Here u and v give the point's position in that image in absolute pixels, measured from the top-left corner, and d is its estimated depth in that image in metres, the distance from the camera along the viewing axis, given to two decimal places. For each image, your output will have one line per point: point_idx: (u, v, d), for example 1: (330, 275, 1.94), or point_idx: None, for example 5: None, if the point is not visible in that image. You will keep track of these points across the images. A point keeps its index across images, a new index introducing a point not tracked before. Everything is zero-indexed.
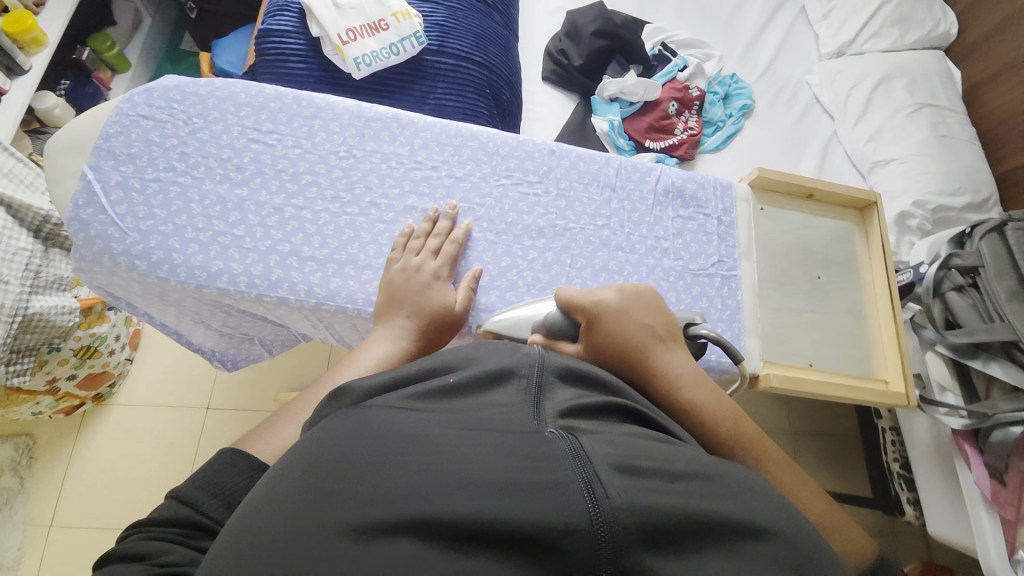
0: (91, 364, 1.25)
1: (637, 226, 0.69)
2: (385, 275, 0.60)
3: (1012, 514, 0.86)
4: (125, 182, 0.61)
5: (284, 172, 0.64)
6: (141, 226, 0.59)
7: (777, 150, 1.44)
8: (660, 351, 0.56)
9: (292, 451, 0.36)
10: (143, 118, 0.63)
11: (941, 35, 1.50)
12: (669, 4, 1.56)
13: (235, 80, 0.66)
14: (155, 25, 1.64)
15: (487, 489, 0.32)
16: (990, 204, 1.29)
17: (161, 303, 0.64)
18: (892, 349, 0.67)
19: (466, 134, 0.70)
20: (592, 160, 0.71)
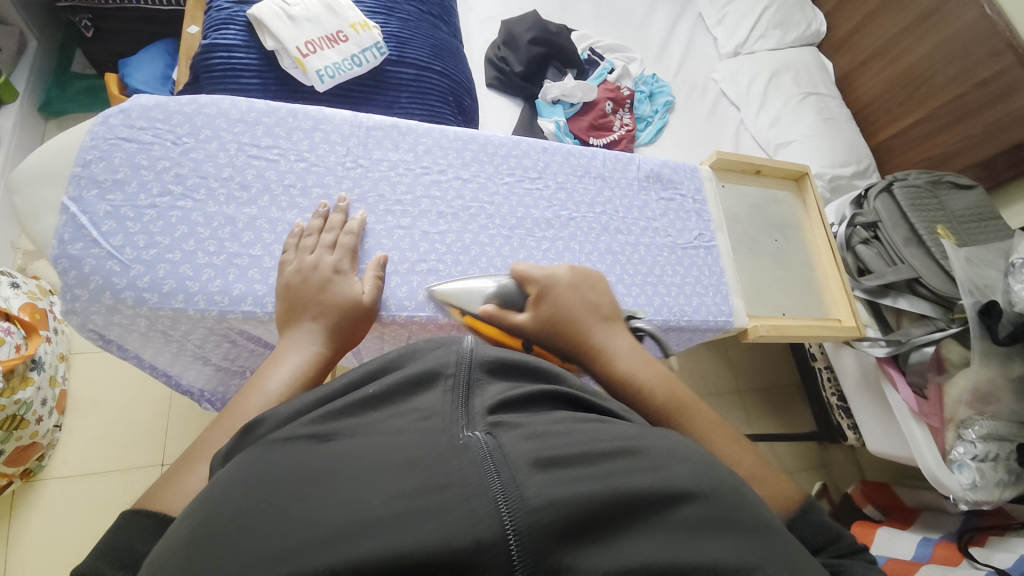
0: (19, 436, 1.05)
1: (629, 210, 0.75)
2: (280, 280, 0.57)
3: (937, 421, 1.05)
4: (116, 212, 0.56)
5: (292, 188, 0.63)
6: (145, 256, 0.55)
7: (699, 140, 1.62)
8: (602, 328, 0.61)
9: (190, 509, 0.33)
10: (126, 140, 0.59)
11: (813, 33, 1.77)
12: (588, 13, 1.69)
13: (223, 96, 0.63)
14: (41, 48, 1.44)
15: (381, 530, 0.28)
16: (871, 171, 1.56)
17: (162, 340, 0.60)
18: (841, 293, 0.81)
19: (465, 137, 0.72)
20: (581, 154, 0.76)
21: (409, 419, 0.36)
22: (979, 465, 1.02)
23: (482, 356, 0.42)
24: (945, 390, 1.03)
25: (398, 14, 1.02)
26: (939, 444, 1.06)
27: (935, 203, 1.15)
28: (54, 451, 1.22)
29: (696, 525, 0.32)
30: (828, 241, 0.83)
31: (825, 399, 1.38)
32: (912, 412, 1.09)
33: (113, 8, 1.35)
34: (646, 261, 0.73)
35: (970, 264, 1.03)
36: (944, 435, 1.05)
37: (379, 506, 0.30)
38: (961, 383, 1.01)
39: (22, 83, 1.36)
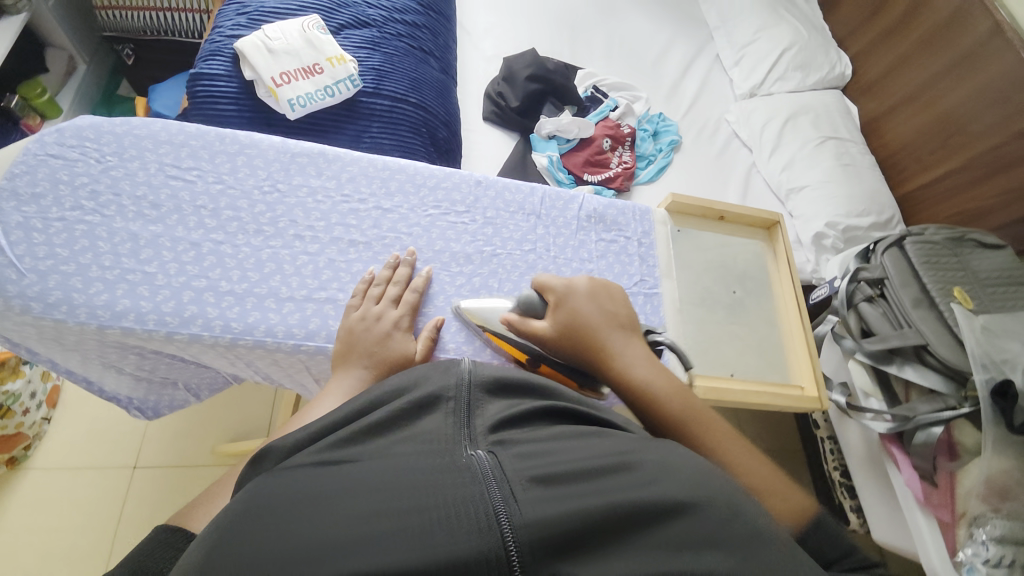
0: (4, 424, 1.13)
1: (562, 249, 0.74)
2: (343, 326, 0.60)
3: (947, 515, 0.90)
4: (27, 223, 0.59)
5: (204, 209, 0.64)
6: (41, 266, 0.57)
7: (704, 180, 1.55)
8: (615, 333, 0.63)
9: (210, 529, 0.35)
10: (53, 158, 0.62)
11: (837, 76, 1.69)
12: (598, 51, 1.69)
13: (154, 120, 0.67)
14: (91, 71, 1.61)
15: (398, 532, 0.32)
16: (894, 222, 1.44)
17: (61, 347, 0.60)
18: (804, 356, 0.75)
19: (393, 168, 0.73)
20: (517, 189, 0.76)
21: (418, 441, 0.41)
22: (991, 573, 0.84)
23: (480, 381, 0.48)
24: (958, 478, 0.89)
25: (384, 49, 1.06)
26: (948, 543, 0.91)
27: (955, 263, 1.03)
28: (40, 443, 1.28)
29: (682, 532, 0.34)
30: (796, 299, 0.78)
31: (827, 471, 1.23)
32: (918, 502, 0.95)
33: (152, 40, 1.51)
34: None
35: (987, 333, 0.91)
36: (955, 533, 0.90)
37: (395, 512, 0.33)
38: (974, 472, 0.87)
39: (67, 104, 1.50)
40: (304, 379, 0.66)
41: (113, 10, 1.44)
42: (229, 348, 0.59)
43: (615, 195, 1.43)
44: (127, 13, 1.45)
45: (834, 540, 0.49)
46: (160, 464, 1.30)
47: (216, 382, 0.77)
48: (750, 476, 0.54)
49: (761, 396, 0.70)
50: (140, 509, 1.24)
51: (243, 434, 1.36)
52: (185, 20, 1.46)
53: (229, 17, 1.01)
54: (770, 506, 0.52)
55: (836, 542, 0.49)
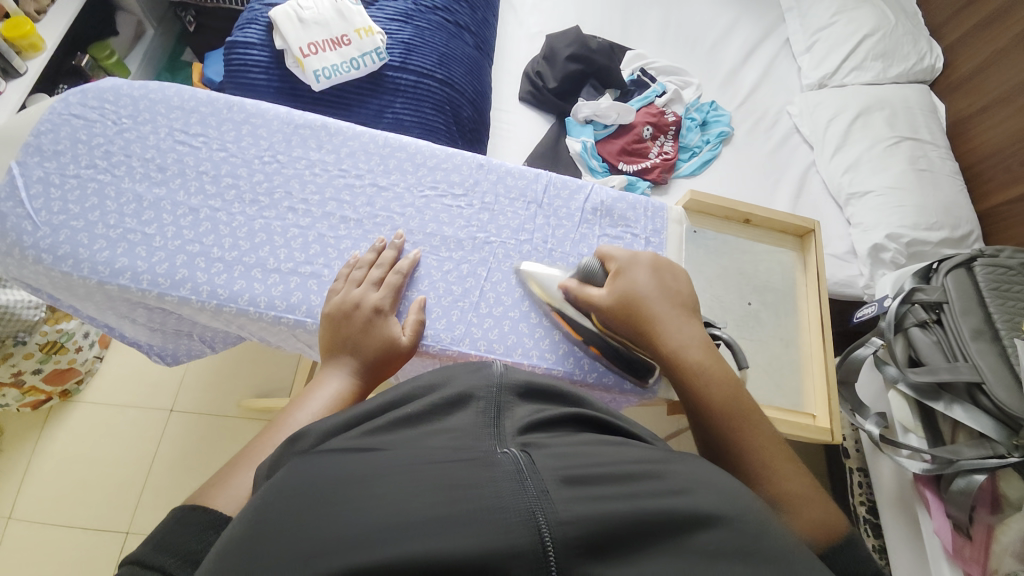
0: (57, 360, 1.24)
1: (560, 241, 0.71)
2: (325, 312, 0.60)
3: (977, 572, 0.80)
4: (46, 178, 0.63)
5: (205, 175, 0.66)
6: (54, 220, 0.61)
7: (752, 177, 1.43)
8: (676, 311, 0.62)
9: (233, 519, 0.33)
10: (75, 117, 0.66)
11: (927, 69, 1.49)
12: (652, 31, 1.58)
13: (168, 84, 0.69)
14: (157, 37, 1.71)
15: (420, 525, 0.28)
16: (971, 240, 1.27)
17: (75, 296, 0.64)
18: (820, 381, 0.69)
19: (394, 145, 0.72)
20: (520, 175, 0.74)
21: (442, 433, 0.37)
22: None
23: (511, 384, 0.43)
24: (995, 533, 0.79)
25: (416, 22, 1.04)
26: None
27: None
28: (92, 379, 1.41)
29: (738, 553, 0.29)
30: (820, 319, 0.72)
31: (851, 505, 1.12)
32: (946, 552, 0.85)
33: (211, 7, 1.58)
34: None
35: None
36: None
37: (414, 504, 0.29)
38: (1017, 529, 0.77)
39: (134, 66, 1.62)
40: (294, 348, 0.68)
41: None
42: (215, 313, 0.61)
43: (650, 187, 1.35)
44: None
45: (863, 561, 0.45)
46: (192, 411, 1.40)
47: (230, 336, 0.80)
48: (790, 481, 0.51)
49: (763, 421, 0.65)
50: (172, 450, 1.35)
51: (268, 391, 1.44)
52: None
53: None
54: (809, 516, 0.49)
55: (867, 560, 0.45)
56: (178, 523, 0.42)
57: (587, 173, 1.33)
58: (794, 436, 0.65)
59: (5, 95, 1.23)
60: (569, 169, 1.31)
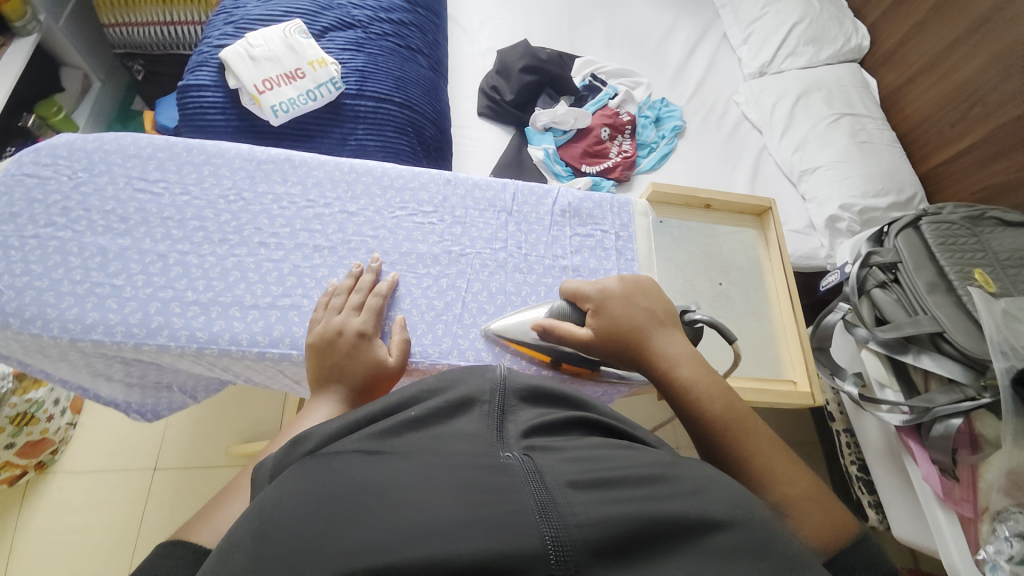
0: (29, 431, 1.18)
1: (535, 245, 0.73)
2: (308, 341, 0.59)
3: (970, 510, 0.85)
4: (5, 242, 0.61)
5: (170, 220, 0.65)
6: (17, 282, 0.59)
7: (711, 166, 1.49)
8: (660, 332, 0.64)
9: (247, 515, 0.35)
10: (28, 177, 0.64)
11: (854, 48, 1.59)
12: (598, 37, 1.65)
13: (125, 133, 0.68)
14: (104, 89, 1.72)
15: (434, 533, 0.31)
16: (916, 201, 1.35)
17: (48, 358, 0.62)
18: (796, 349, 0.72)
19: (360, 170, 0.73)
20: (487, 186, 0.75)
21: (456, 438, 0.40)
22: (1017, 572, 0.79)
23: (515, 387, 0.46)
24: (980, 472, 0.84)
25: (368, 50, 1.06)
26: (970, 539, 0.85)
27: (974, 244, 0.96)
28: (67, 447, 1.34)
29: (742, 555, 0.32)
30: (786, 291, 0.75)
31: (845, 467, 1.16)
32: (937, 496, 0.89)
33: (162, 54, 1.57)
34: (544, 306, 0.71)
35: (1008, 318, 0.84)
36: (978, 528, 0.85)
37: (436, 510, 0.32)
38: (997, 465, 0.82)
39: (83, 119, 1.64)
40: (282, 383, 0.67)
41: (122, 26, 1.50)
42: (197, 357, 0.60)
43: (615, 186, 1.39)
44: (135, 29, 1.50)
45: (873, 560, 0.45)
46: (180, 466, 1.35)
47: (210, 386, 0.82)
48: (794, 484, 0.51)
49: (745, 392, 0.68)
50: (163, 508, 1.30)
51: (257, 435, 1.41)
52: (188, 33, 1.51)
53: (217, 27, 1.04)
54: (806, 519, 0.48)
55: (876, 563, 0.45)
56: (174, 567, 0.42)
57: (552, 179, 1.37)
58: (778, 404, 0.68)
59: None
60: (535, 176, 1.34)
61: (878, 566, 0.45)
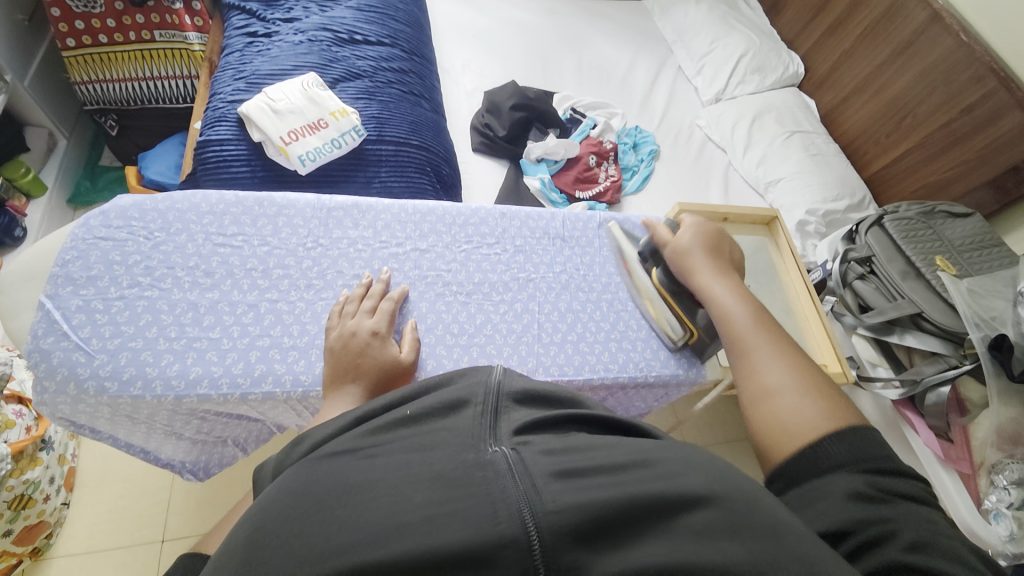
0: (27, 515, 1.10)
1: (591, 266, 0.87)
2: (325, 345, 0.66)
3: (968, 467, 0.99)
4: (87, 305, 0.66)
5: (254, 271, 0.73)
6: (109, 345, 0.65)
7: (689, 183, 1.63)
8: (721, 258, 0.76)
9: (239, 527, 0.38)
10: (102, 240, 0.70)
11: (793, 74, 1.82)
12: (570, 74, 1.78)
13: (194, 193, 0.75)
14: (71, 145, 1.66)
15: (411, 530, 0.33)
16: (866, 203, 1.55)
17: (131, 423, 0.68)
18: (822, 337, 0.87)
19: (424, 211, 0.84)
20: (540, 217, 0.88)
21: (446, 432, 0.43)
22: (1017, 514, 0.93)
23: (509, 390, 0.49)
24: (971, 431, 0.98)
25: (379, 97, 1.11)
26: (972, 493, 0.99)
27: (930, 234, 1.12)
28: (62, 530, 1.23)
29: (710, 525, 0.36)
30: (805, 286, 0.90)
31: None
32: (939, 458, 1.02)
33: (136, 108, 1.53)
34: (608, 317, 0.84)
35: (973, 295, 1.00)
36: (976, 482, 0.99)
37: (410, 509, 0.35)
38: (985, 424, 0.96)
39: (51, 179, 1.57)
40: None
41: (93, 83, 1.46)
42: (300, 400, 0.67)
43: (607, 208, 1.49)
44: (108, 85, 1.46)
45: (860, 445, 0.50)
46: (192, 533, 1.27)
47: (261, 437, 0.81)
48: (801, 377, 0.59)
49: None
50: None
51: None
52: (169, 87, 1.48)
53: (226, 83, 1.07)
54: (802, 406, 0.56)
55: (866, 448, 0.49)
56: None
57: (550, 206, 1.45)
58: None
59: None
60: (535, 205, 1.42)
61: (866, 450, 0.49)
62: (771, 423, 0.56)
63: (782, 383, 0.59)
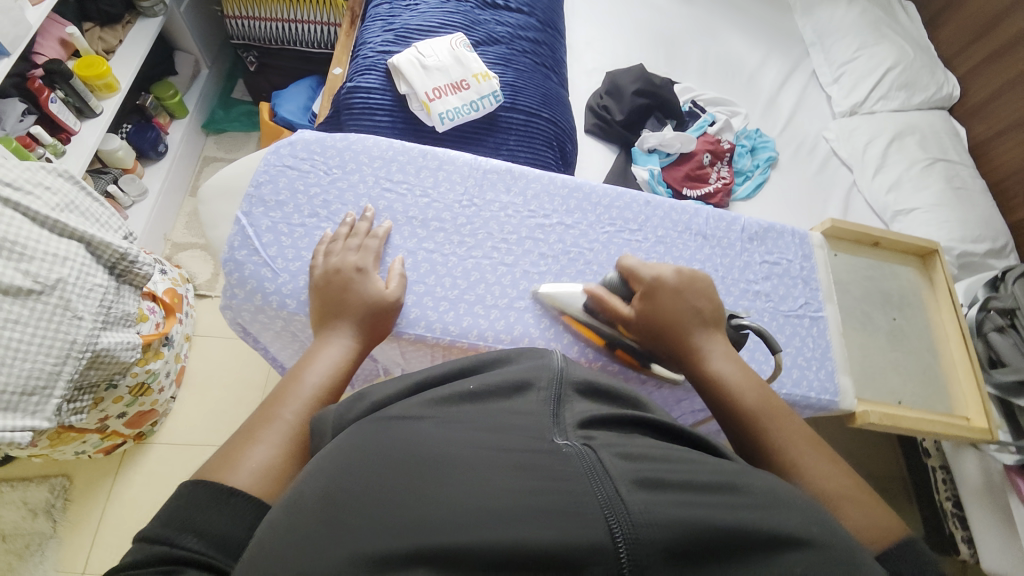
0: (142, 401, 1.25)
1: (730, 269, 0.81)
2: (312, 283, 0.68)
3: None
4: (274, 227, 0.73)
5: (414, 220, 0.77)
6: (290, 267, 0.71)
7: (805, 197, 1.52)
8: (700, 331, 0.69)
9: (315, 478, 0.40)
10: (289, 168, 0.76)
11: (945, 97, 1.64)
12: (695, 64, 1.70)
13: (367, 137, 0.80)
14: (211, 75, 1.79)
15: (500, 515, 0.35)
16: (1008, 250, 1.39)
17: (286, 337, 0.75)
18: (970, 390, 0.82)
19: (571, 186, 0.85)
20: (683, 210, 0.85)
21: (512, 415, 0.44)
22: None
23: (572, 379, 0.50)
24: None
25: (515, 65, 1.11)
26: None
27: None
28: (165, 420, 1.40)
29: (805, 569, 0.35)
30: (959, 330, 0.85)
31: (937, 503, 1.21)
32: None
33: (277, 48, 1.63)
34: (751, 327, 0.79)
35: None
36: None
37: (496, 492, 0.36)
38: None
39: (192, 104, 1.71)
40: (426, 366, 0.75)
41: (243, 19, 1.56)
42: (445, 347, 0.73)
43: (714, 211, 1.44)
44: (255, 23, 1.56)
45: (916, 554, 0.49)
46: None
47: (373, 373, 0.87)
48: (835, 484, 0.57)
49: (933, 425, 0.78)
50: None
51: None
52: (308, 30, 1.56)
53: (376, 33, 1.11)
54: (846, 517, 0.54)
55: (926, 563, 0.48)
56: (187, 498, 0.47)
57: None
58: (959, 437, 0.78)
59: (81, 135, 1.32)
60: None
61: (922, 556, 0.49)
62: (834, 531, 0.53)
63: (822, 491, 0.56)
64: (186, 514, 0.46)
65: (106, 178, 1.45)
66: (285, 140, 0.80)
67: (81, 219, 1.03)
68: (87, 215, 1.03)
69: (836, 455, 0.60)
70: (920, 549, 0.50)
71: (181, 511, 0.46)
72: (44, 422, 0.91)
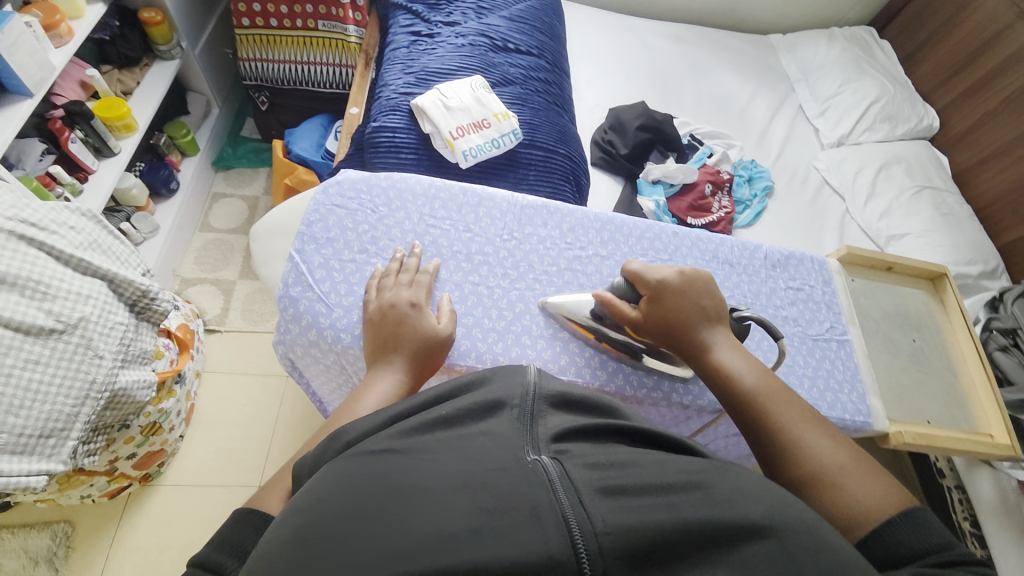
0: (152, 441, 1.21)
1: (758, 295, 0.85)
2: (365, 317, 0.70)
3: None
4: (326, 263, 0.76)
5: (459, 254, 0.81)
6: (343, 302, 0.74)
7: (802, 224, 1.59)
8: (703, 324, 0.71)
9: (288, 511, 0.38)
10: (338, 207, 0.80)
11: (925, 128, 1.75)
12: (690, 100, 1.79)
13: (411, 176, 0.84)
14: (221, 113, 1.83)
15: (461, 536, 0.32)
16: (999, 272, 1.46)
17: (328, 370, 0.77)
18: (991, 408, 0.85)
19: (603, 220, 0.89)
20: (710, 240, 0.89)
21: (482, 435, 0.42)
22: None
23: (544, 393, 0.47)
24: None
25: (530, 105, 1.17)
26: None
27: None
28: (173, 460, 1.35)
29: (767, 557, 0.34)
30: (974, 350, 0.89)
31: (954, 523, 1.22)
32: None
33: (288, 88, 1.68)
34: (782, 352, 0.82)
35: None
36: None
37: (458, 516, 0.34)
38: None
39: (204, 142, 1.74)
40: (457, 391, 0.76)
41: (257, 61, 1.61)
42: None
43: None
44: (269, 64, 1.61)
45: (921, 525, 0.50)
46: None
47: None
48: (837, 456, 0.58)
49: (960, 442, 0.81)
50: None
51: None
52: (322, 72, 1.62)
53: (397, 76, 1.16)
54: (852, 489, 0.55)
55: (927, 535, 0.49)
56: (237, 524, 0.48)
57: None
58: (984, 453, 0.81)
59: (98, 174, 1.34)
60: None
61: (929, 531, 0.50)
62: (838, 504, 0.54)
63: (833, 462, 0.58)
64: (235, 537, 0.47)
65: (120, 216, 1.46)
66: (331, 180, 0.84)
67: (104, 258, 1.00)
68: (110, 253, 1.01)
69: (835, 431, 0.62)
70: (930, 519, 0.51)
71: (235, 536, 0.47)
72: (59, 466, 0.85)
